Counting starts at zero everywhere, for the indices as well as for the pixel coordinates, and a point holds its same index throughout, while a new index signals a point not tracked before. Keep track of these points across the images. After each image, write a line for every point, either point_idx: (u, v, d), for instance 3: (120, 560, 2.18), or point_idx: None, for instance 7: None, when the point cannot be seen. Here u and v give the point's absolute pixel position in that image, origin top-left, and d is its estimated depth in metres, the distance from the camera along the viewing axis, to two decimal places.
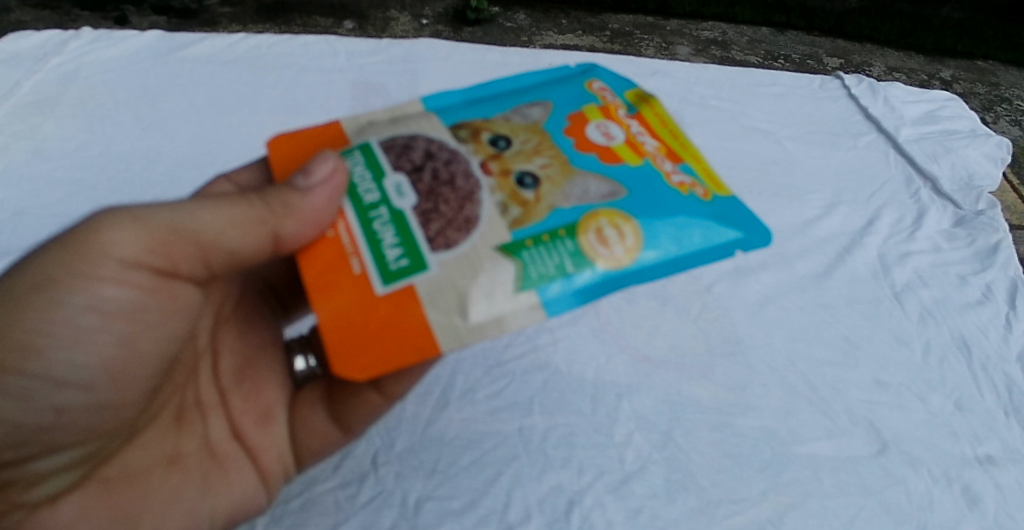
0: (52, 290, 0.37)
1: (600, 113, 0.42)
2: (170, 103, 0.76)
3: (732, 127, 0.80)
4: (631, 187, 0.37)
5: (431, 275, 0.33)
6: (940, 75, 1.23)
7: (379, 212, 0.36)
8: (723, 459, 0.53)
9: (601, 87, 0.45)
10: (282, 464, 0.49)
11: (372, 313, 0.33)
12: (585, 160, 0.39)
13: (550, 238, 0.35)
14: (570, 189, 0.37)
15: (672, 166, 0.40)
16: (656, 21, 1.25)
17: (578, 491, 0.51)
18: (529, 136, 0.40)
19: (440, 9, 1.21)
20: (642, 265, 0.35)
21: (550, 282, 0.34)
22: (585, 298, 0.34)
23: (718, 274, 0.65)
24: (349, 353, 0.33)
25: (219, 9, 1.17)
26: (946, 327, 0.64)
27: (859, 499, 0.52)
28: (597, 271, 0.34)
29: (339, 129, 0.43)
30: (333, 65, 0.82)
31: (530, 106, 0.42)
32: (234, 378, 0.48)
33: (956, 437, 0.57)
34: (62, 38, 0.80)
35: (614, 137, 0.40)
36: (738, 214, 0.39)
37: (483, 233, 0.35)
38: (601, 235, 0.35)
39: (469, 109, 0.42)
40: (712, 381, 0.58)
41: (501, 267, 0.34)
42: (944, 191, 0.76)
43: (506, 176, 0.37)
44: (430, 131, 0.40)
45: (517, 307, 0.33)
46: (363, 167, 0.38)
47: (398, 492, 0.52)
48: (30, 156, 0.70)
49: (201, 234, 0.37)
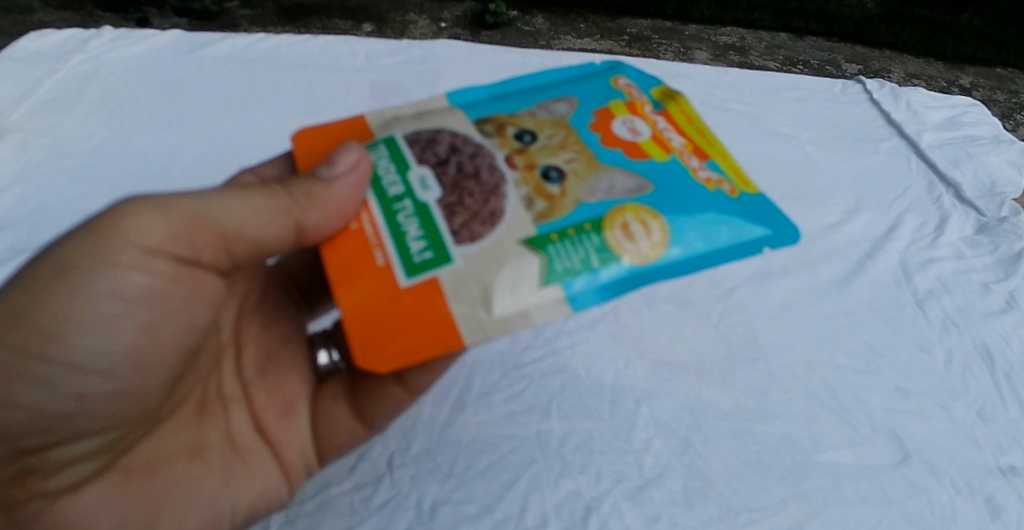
0: (75, 275, 0.36)
1: (626, 108, 0.42)
2: (191, 102, 0.77)
3: (753, 131, 0.79)
4: (658, 182, 0.37)
5: (456, 269, 0.33)
6: (960, 82, 1.23)
7: (404, 205, 0.36)
8: (743, 466, 0.53)
9: (626, 83, 0.44)
10: (303, 458, 0.49)
11: (396, 304, 0.33)
12: (611, 155, 0.38)
13: (575, 233, 0.34)
14: (596, 184, 0.37)
15: (699, 162, 0.40)
16: (674, 26, 1.25)
17: (596, 497, 0.51)
18: (555, 130, 0.40)
19: (459, 12, 1.22)
20: (669, 261, 0.35)
21: (576, 276, 0.34)
22: (610, 293, 0.34)
23: (739, 278, 0.65)
24: (372, 345, 0.32)
25: (240, 10, 1.18)
26: (970, 335, 0.63)
27: (880, 508, 0.51)
28: (622, 266, 0.34)
29: (363, 122, 0.43)
30: (354, 65, 0.83)
31: (555, 101, 0.42)
32: (257, 371, 0.48)
33: (978, 446, 0.56)
34: (83, 36, 0.81)
35: (640, 132, 0.40)
36: (766, 211, 0.38)
37: (507, 227, 0.34)
38: (627, 230, 0.35)
39: (494, 104, 0.42)
40: (732, 387, 0.58)
41: (526, 261, 0.33)
42: (966, 197, 0.75)
43: (531, 170, 0.37)
44: (455, 125, 0.39)
45: (541, 301, 0.33)
46: (388, 160, 0.38)
47: (414, 495, 0.51)
48: (51, 152, 0.70)
49: (224, 224, 0.38)
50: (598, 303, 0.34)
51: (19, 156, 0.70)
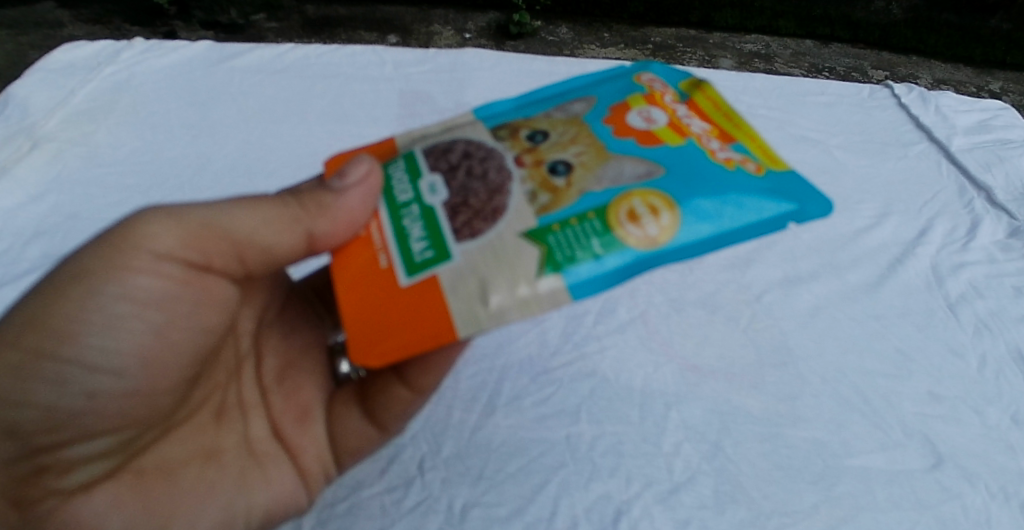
0: (88, 279, 0.38)
1: (644, 100, 0.42)
2: (221, 111, 0.78)
3: (780, 136, 0.80)
4: (670, 166, 0.36)
5: (454, 265, 0.34)
6: (989, 87, 1.24)
7: (411, 210, 0.37)
8: (774, 470, 0.53)
9: (649, 79, 0.44)
10: (320, 464, 0.50)
11: (394, 303, 0.34)
12: (622, 144, 0.38)
13: (578, 221, 0.34)
14: (604, 172, 0.37)
15: (721, 148, 0.39)
16: (697, 34, 1.26)
17: (626, 501, 0.51)
18: (568, 127, 0.40)
19: (483, 23, 1.24)
20: (682, 242, 0.34)
21: (578, 263, 0.33)
22: (614, 280, 0.33)
23: (767, 283, 0.65)
24: (368, 343, 0.34)
25: (265, 23, 1.22)
26: (1003, 339, 0.63)
27: (913, 514, 0.51)
28: (628, 253, 0.34)
29: (392, 144, 0.44)
30: (381, 75, 0.84)
31: (573, 102, 0.42)
32: (275, 378, 0.50)
33: (1014, 452, 0.55)
34: (115, 48, 0.83)
35: (656, 121, 0.40)
36: (793, 186, 0.37)
37: (508, 222, 0.35)
38: (633, 214, 0.34)
39: (515, 112, 0.43)
40: (761, 391, 0.57)
41: (525, 252, 0.33)
42: (997, 201, 0.75)
43: (539, 166, 0.37)
44: (472, 134, 0.40)
45: (540, 291, 0.33)
46: (403, 171, 0.39)
47: (444, 498, 0.52)
48: (84, 161, 0.72)
49: (235, 233, 0.39)
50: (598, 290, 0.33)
51: (54, 165, 0.72)
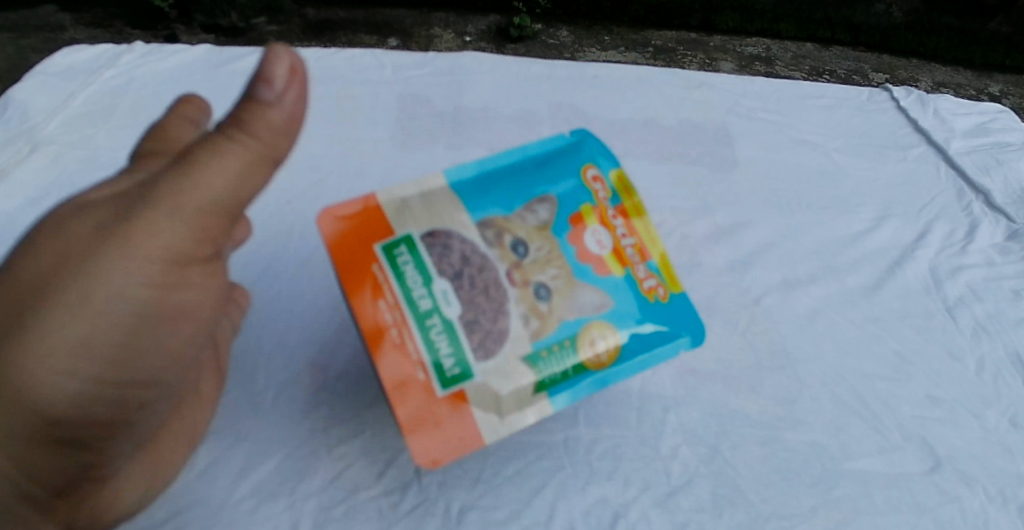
0: (99, 280, 0.39)
1: (597, 216, 0.47)
2: (220, 115, 0.78)
3: (779, 139, 0.80)
4: (619, 301, 0.45)
5: (478, 383, 0.42)
6: (988, 90, 1.26)
7: (435, 320, 0.42)
8: (771, 474, 0.53)
9: (595, 173, 0.49)
10: (183, 438, 0.52)
11: (435, 411, 0.41)
12: (585, 270, 0.45)
13: (559, 347, 0.43)
14: (575, 300, 0.44)
15: (645, 268, 0.47)
16: (698, 37, 1.27)
17: (624, 505, 0.51)
18: (542, 240, 0.45)
19: (483, 26, 1.25)
20: (620, 359, 0.45)
21: (557, 383, 0.43)
22: (582, 393, 0.45)
23: (766, 286, 0.65)
24: (428, 445, 0.42)
25: (265, 26, 1.23)
26: (1002, 342, 0.63)
27: (910, 517, 0.51)
28: (592, 371, 0.44)
29: (375, 203, 0.45)
30: (379, 78, 0.84)
31: (535, 201, 0.47)
32: (205, 357, 0.53)
33: (1011, 455, 0.55)
34: (115, 51, 0.84)
35: (605, 245, 0.46)
36: (684, 315, 0.47)
37: (512, 344, 0.42)
38: (593, 344, 0.44)
39: (480, 194, 0.46)
40: (760, 394, 0.57)
41: (526, 376, 0.42)
42: (997, 204, 0.75)
43: (525, 287, 0.44)
44: (457, 228, 0.44)
45: (537, 398, 0.43)
46: (415, 268, 0.43)
47: (442, 502, 0.52)
48: (84, 165, 0.72)
49: (200, 198, 0.40)
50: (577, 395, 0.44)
51: (54, 170, 0.72)
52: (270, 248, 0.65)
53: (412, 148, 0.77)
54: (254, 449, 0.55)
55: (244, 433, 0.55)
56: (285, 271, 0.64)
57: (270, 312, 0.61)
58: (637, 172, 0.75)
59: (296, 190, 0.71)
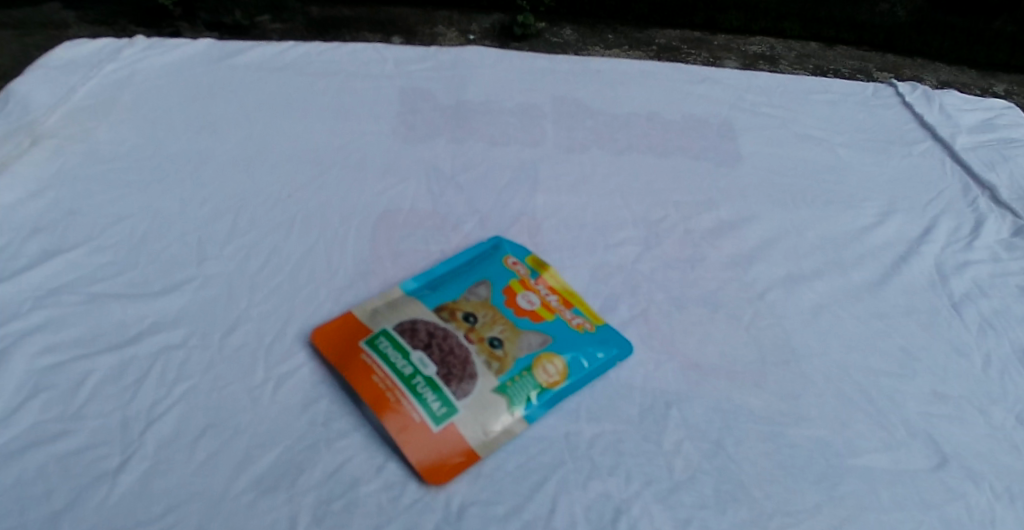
0: None
1: (521, 285, 0.61)
2: (222, 107, 0.78)
3: (783, 134, 0.81)
4: (554, 335, 0.58)
5: (462, 416, 0.51)
6: (995, 89, 1.36)
7: (417, 380, 0.52)
8: (776, 470, 0.52)
9: (514, 260, 0.64)
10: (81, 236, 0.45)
11: (431, 439, 0.50)
12: (523, 321, 0.58)
13: (519, 378, 0.54)
14: (521, 343, 0.56)
15: (571, 311, 0.60)
16: (703, 35, 1.37)
17: (626, 500, 0.49)
18: (485, 311, 0.58)
19: (486, 24, 1.30)
20: (569, 383, 0.55)
21: (525, 407, 0.53)
22: (547, 408, 0.54)
23: (769, 281, 0.65)
24: (434, 472, 0.49)
25: (270, 25, 1.25)
26: (1008, 338, 0.62)
27: (917, 514, 0.50)
28: (548, 391, 0.54)
29: (354, 318, 0.58)
30: (382, 72, 0.85)
31: (476, 286, 0.61)
32: None
33: (1019, 451, 0.54)
34: (116, 46, 0.84)
35: (535, 302, 0.60)
36: (612, 337, 0.59)
37: (482, 383, 0.53)
38: (544, 369, 0.55)
39: (440, 293, 0.60)
40: (764, 390, 0.57)
41: (499, 406, 0.52)
42: (1002, 200, 0.74)
43: (482, 342, 0.55)
44: (422, 315, 0.57)
45: (511, 420, 0.52)
46: (393, 348, 0.54)
47: (442, 496, 0.48)
48: (84, 157, 0.71)
49: None
50: (543, 413, 0.53)
51: (53, 162, 0.70)
52: (270, 239, 0.65)
53: (414, 140, 0.77)
54: (254, 441, 0.50)
55: (243, 426, 0.50)
56: (283, 261, 0.63)
57: (267, 306, 0.59)
58: (637, 168, 0.76)
59: (299, 182, 0.71)
